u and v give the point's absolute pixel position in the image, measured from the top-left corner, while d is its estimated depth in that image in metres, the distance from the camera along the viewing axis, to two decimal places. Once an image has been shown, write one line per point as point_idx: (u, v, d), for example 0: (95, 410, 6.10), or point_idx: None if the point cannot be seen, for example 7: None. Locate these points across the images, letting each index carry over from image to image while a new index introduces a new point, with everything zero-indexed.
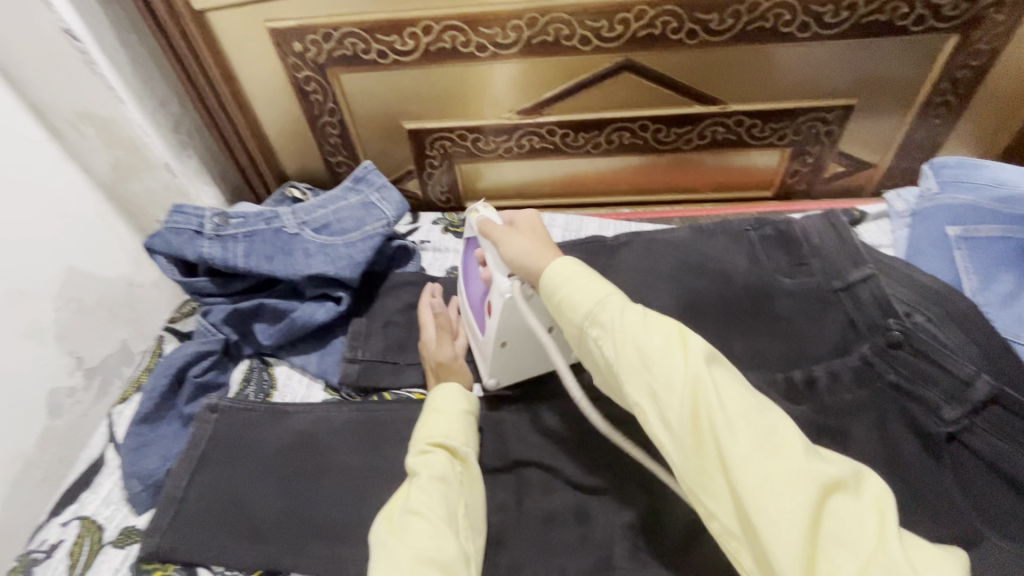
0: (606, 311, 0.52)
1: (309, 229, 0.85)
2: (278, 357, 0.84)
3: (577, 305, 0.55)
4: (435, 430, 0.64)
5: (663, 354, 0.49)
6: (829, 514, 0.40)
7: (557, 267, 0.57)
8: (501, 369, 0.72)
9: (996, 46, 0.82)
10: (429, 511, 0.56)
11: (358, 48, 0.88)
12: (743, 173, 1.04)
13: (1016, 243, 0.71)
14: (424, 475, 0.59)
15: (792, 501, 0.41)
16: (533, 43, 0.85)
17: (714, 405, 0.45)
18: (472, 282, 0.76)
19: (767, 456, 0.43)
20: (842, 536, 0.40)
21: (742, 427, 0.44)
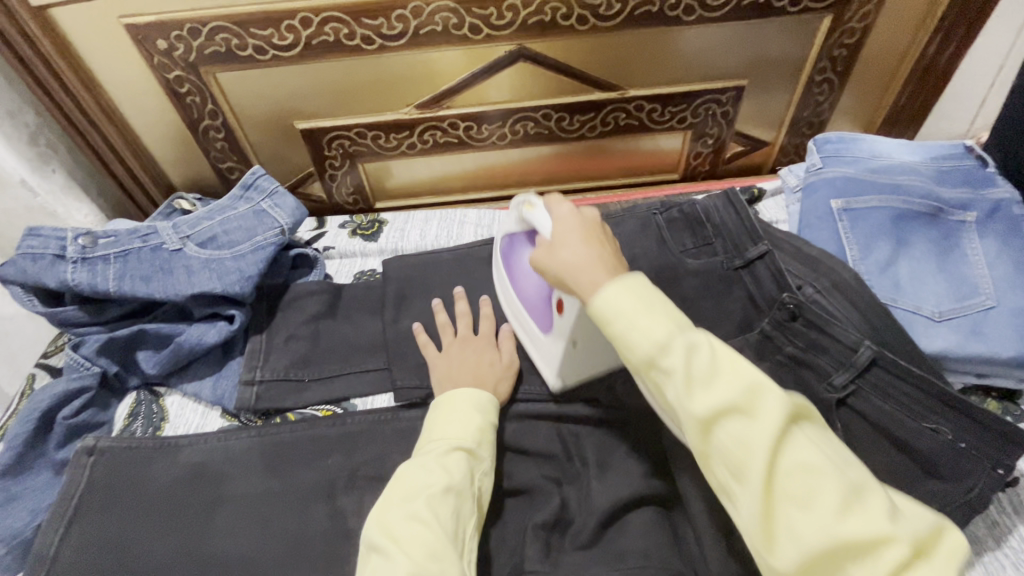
0: (619, 302, 0.46)
1: (193, 244, 0.79)
2: (169, 386, 0.77)
3: (634, 346, 0.45)
4: (463, 434, 0.59)
5: (644, 334, 0.45)
6: (850, 515, 0.37)
7: (614, 293, 0.47)
8: (569, 369, 0.66)
9: (866, 24, 0.86)
10: (436, 523, 0.51)
11: (231, 43, 0.81)
12: (650, 157, 1.05)
13: (890, 212, 0.75)
14: (441, 482, 0.54)
15: (795, 501, 0.39)
16: (422, 34, 0.81)
17: (748, 407, 0.41)
18: (524, 279, 0.71)
19: (753, 421, 0.40)
20: (847, 536, 0.37)
21: (824, 496, 0.38)
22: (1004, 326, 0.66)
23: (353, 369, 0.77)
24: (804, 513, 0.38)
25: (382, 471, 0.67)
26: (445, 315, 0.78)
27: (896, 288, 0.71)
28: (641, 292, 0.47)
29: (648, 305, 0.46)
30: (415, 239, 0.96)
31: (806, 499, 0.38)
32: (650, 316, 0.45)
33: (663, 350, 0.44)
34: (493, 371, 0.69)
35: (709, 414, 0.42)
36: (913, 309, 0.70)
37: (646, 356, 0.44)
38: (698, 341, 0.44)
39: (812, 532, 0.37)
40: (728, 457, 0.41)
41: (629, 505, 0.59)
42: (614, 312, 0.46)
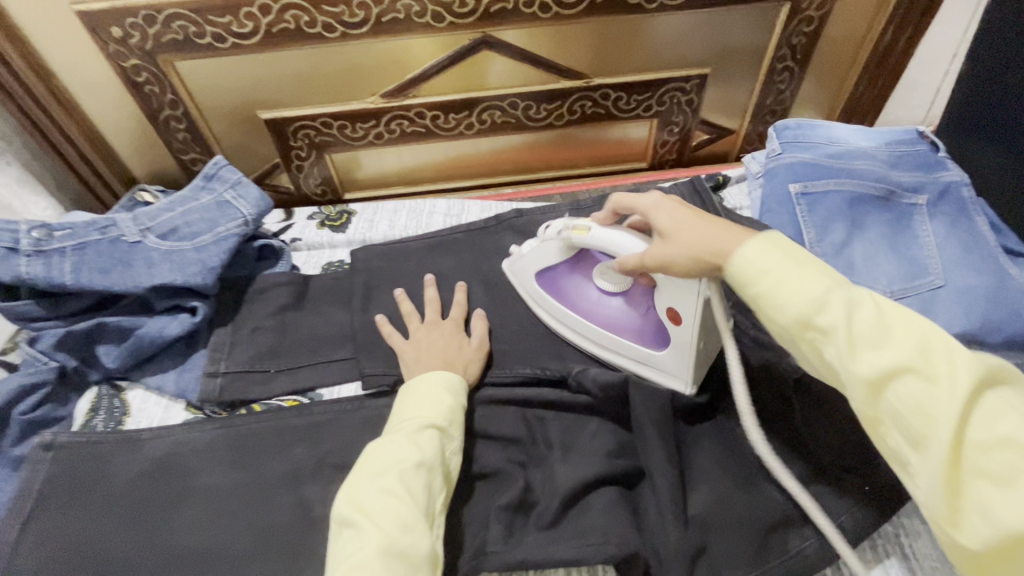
0: (747, 260, 0.45)
1: (153, 236, 0.77)
2: (131, 380, 0.76)
3: (781, 308, 0.43)
4: (433, 413, 0.60)
5: (758, 269, 0.45)
6: (990, 452, 0.35)
7: (747, 257, 0.46)
8: (700, 367, 0.63)
9: (823, 12, 0.88)
10: (407, 497, 0.52)
11: (189, 31, 0.80)
12: (618, 145, 1.06)
13: (846, 196, 0.77)
14: (412, 458, 0.55)
15: (900, 400, 0.38)
16: (384, 22, 0.81)
17: (848, 326, 0.41)
18: (602, 305, 0.72)
19: (867, 332, 0.40)
20: (1006, 476, 0.35)
21: (931, 403, 0.37)
22: (952, 303, 0.68)
23: (320, 360, 0.77)
24: (922, 423, 0.37)
25: (347, 460, 0.67)
26: (409, 305, 0.78)
27: (851, 269, 0.73)
28: (763, 244, 0.46)
29: (780, 261, 0.44)
30: (384, 229, 0.96)
31: (923, 439, 0.37)
32: (782, 263, 0.44)
33: (779, 285, 0.44)
34: (459, 355, 0.70)
35: (809, 321, 0.42)
36: (866, 290, 0.72)
37: (797, 314, 0.43)
38: (860, 297, 0.42)
39: (979, 479, 0.36)
40: (895, 412, 0.39)
41: (591, 485, 0.60)
42: (745, 277, 0.45)
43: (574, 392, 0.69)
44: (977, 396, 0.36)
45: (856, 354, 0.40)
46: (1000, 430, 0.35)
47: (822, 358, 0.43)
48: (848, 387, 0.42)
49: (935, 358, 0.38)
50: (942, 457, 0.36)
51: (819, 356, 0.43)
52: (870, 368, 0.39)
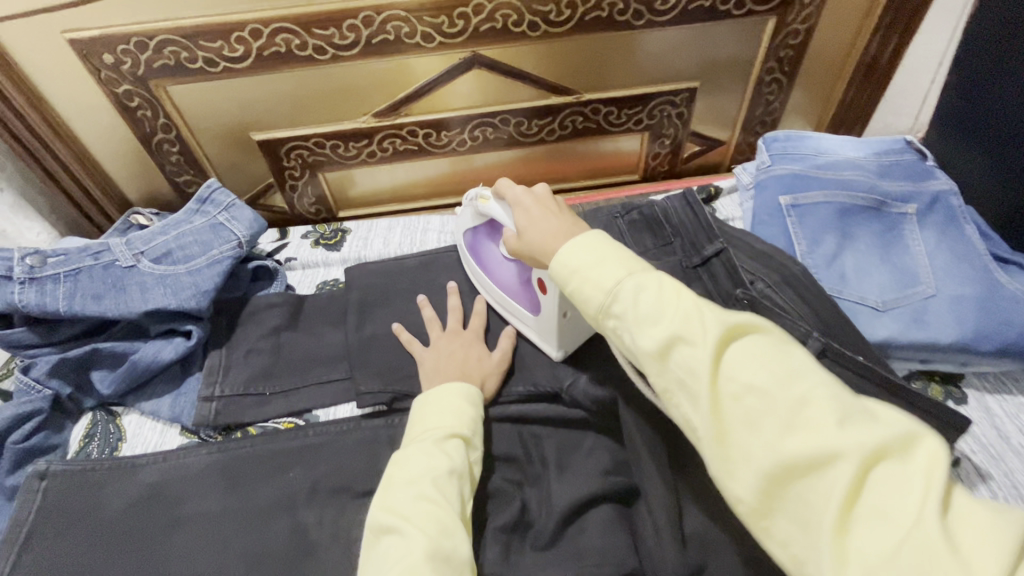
0: (568, 257, 0.51)
1: (147, 260, 0.77)
2: (126, 406, 0.76)
3: (587, 300, 0.49)
4: (460, 422, 0.61)
5: (597, 282, 0.49)
6: (780, 422, 0.39)
7: (569, 255, 0.51)
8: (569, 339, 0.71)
9: (808, 25, 0.89)
10: (443, 503, 0.53)
11: (181, 56, 0.80)
12: (610, 158, 1.06)
13: (836, 207, 0.77)
14: (445, 466, 0.56)
15: (762, 411, 0.40)
16: (374, 43, 0.82)
17: (692, 337, 0.44)
18: (501, 267, 0.77)
19: (696, 347, 0.43)
20: (793, 440, 0.39)
21: (771, 416, 0.40)
22: (944, 313, 0.68)
23: (315, 381, 0.77)
24: (752, 434, 0.40)
25: (343, 483, 0.67)
26: (432, 311, 0.78)
27: (842, 280, 0.73)
28: (595, 247, 0.50)
29: (599, 253, 0.50)
30: (378, 247, 0.96)
31: (750, 421, 0.41)
32: (606, 263, 0.49)
33: (613, 295, 0.47)
34: (484, 371, 0.71)
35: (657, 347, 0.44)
36: (858, 301, 0.72)
37: (601, 306, 0.48)
38: (650, 283, 0.47)
39: (768, 451, 0.39)
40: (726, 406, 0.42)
41: (587, 504, 0.60)
42: (565, 273, 0.51)
43: (569, 407, 0.69)
44: (800, 408, 0.39)
45: (719, 369, 0.43)
46: (791, 395, 0.40)
47: (657, 371, 0.45)
48: (680, 397, 0.44)
49: (719, 338, 0.43)
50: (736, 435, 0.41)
51: (658, 366, 0.45)
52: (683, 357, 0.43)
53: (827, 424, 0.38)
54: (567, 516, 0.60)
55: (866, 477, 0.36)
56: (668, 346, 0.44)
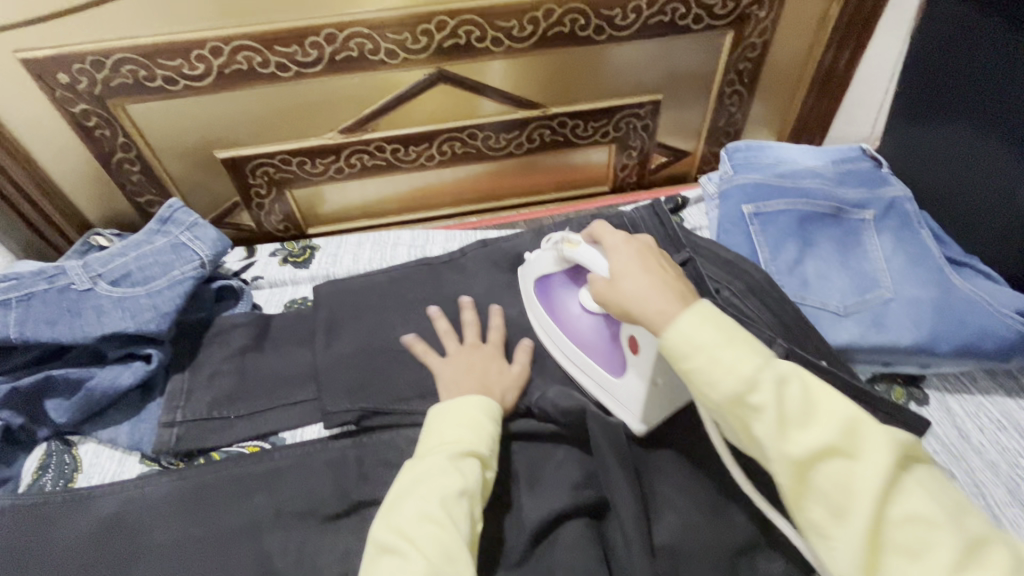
0: (683, 334, 0.46)
1: (105, 282, 0.75)
2: (82, 435, 0.73)
3: (716, 385, 0.44)
4: (477, 439, 0.59)
5: (730, 368, 0.44)
6: (904, 525, 0.38)
7: (677, 336, 0.47)
8: (657, 409, 0.63)
9: (765, 40, 0.92)
10: (450, 524, 0.52)
11: (139, 75, 0.79)
12: (579, 170, 1.07)
13: (797, 215, 0.79)
14: (456, 486, 0.54)
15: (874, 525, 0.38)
16: (338, 60, 0.82)
17: (805, 423, 0.42)
18: (576, 321, 0.71)
19: (853, 460, 0.40)
20: (920, 554, 0.37)
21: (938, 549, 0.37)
22: (902, 316, 0.70)
23: (282, 402, 0.75)
24: (909, 563, 0.37)
25: (309, 507, 0.65)
26: (448, 324, 0.77)
27: (804, 286, 0.75)
28: (711, 323, 0.46)
29: (706, 326, 0.46)
30: (348, 264, 0.95)
31: (844, 512, 0.39)
32: (733, 352, 0.44)
33: (749, 385, 0.43)
34: (460, 383, 0.68)
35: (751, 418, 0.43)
36: (820, 306, 0.73)
37: (732, 393, 0.43)
38: (788, 374, 0.44)
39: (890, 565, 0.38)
40: (820, 495, 0.40)
41: (557, 518, 0.59)
42: (682, 350, 0.46)
43: (541, 420, 0.68)
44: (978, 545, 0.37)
45: (788, 435, 0.42)
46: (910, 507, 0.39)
47: (789, 476, 0.41)
48: (813, 503, 0.41)
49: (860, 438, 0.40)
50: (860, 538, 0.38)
51: (787, 472, 0.41)
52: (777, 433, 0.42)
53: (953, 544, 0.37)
54: (537, 531, 0.59)
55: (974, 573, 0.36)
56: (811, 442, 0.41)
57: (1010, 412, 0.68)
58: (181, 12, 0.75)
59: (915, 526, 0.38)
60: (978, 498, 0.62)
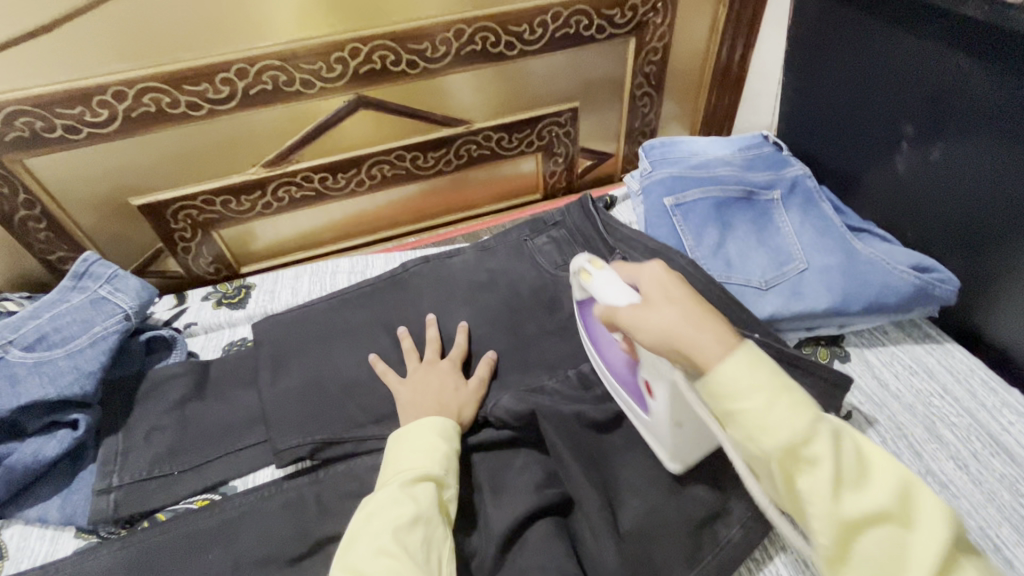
0: (722, 376, 0.45)
1: (17, 349, 0.70)
2: (6, 518, 0.67)
3: (739, 413, 0.44)
4: (429, 462, 0.59)
5: (734, 387, 0.44)
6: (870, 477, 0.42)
7: (728, 369, 0.45)
8: (682, 451, 0.58)
9: (665, 43, 0.99)
10: (405, 553, 0.51)
11: (36, 127, 0.75)
12: (511, 181, 1.10)
13: (713, 202, 0.85)
14: (409, 512, 0.54)
15: (836, 502, 0.41)
16: (252, 94, 0.81)
17: (767, 411, 0.43)
18: (611, 349, 0.66)
19: (817, 473, 0.42)
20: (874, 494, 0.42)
21: (893, 526, 0.41)
22: (816, 282, 0.76)
23: (230, 449, 0.72)
24: (870, 540, 0.41)
25: (269, 553, 0.62)
26: (409, 341, 0.78)
27: (728, 267, 0.80)
28: (744, 357, 0.45)
29: (743, 362, 0.45)
30: (287, 299, 0.93)
31: (837, 492, 0.41)
32: (751, 386, 0.44)
33: (738, 398, 0.44)
34: (415, 404, 0.68)
35: (788, 451, 0.42)
36: (744, 283, 0.78)
37: (732, 396, 0.44)
38: (821, 447, 0.42)
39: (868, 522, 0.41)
40: (816, 483, 0.42)
41: (525, 522, 0.60)
42: (728, 392, 0.45)
43: (498, 428, 0.69)
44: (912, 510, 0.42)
45: (768, 434, 0.43)
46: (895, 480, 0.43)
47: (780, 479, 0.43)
48: (806, 508, 0.42)
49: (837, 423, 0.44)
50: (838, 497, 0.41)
51: (780, 475, 0.43)
52: (811, 483, 0.42)
53: (900, 519, 0.41)
54: (506, 539, 0.59)
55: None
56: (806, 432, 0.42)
57: (919, 357, 0.75)
58: (78, 58, 0.72)
59: (861, 501, 0.42)
60: (900, 438, 0.67)
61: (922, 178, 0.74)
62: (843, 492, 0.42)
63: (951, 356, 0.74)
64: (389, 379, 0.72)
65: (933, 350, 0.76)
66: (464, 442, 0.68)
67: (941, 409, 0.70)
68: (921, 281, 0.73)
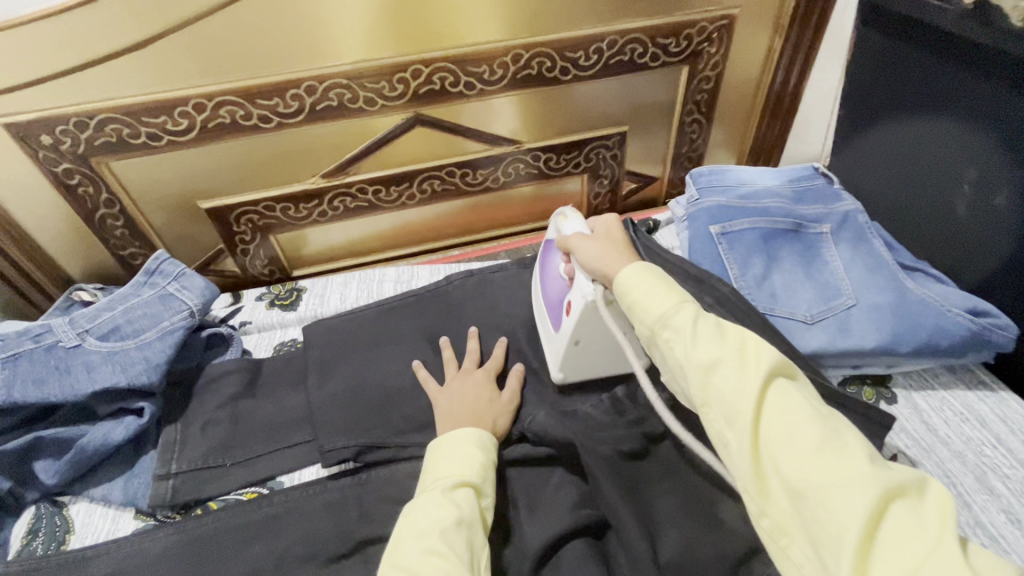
0: (624, 279, 0.57)
1: (93, 338, 0.76)
2: (73, 495, 0.72)
3: (648, 309, 0.54)
4: (468, 469, 0.61)
5: (654, 300, 0.54)
6: (797, 438, 0.42)
7: (626, 277, 0.57)
8: (570, 365, 0.74)
9: (717, 72, 0.99)
10: (453, 554, 0.53)
11: (123, 133, 0.81)
12: (555, 200, 1.12)
13: (760, 232, 0.84)
14: (452, 515, 0.56)
15: (750, 403, 0.45)
16: (319, 109, 0.85)
17: (692, 327, 0.50)
18: (553, 279, 0.78)
19: (738, 372, 0.47)
20: (794, 442, 0.42)
21: (804, 437, 0.42)
22: (864, 320, 0.75)
23: (278, 445, 0.76)
24: (786, 454, 0.42)
25: (312, 550, 0.65)
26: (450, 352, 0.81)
27: (772, 299, 0.79)
28: (650, 271, 0.57)
29: (655, 284, 0.55)
30: (335, 304, 0.97)
31: (806, 464, 0.41)
32: (657, 287, 0.55)
33: (674, 310, 0.52)
34: (457, 416, 0.70)
35: (705, 361, 0.48)
36: (788, 316, 0.78)
37: (658, 317, 0.52)
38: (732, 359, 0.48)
39: (792, 471, 0.41)
40: (716, 400, 0.47)
41: (560, 542, 0.61)
42: (626, 285, 0.57)
43: (534, 445, 0.70)
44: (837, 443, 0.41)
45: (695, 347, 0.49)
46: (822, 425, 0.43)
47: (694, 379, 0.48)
48: (716, 409, 0.47)
49: (753, 353, 0.48)
50: (754, 450, 0.44)
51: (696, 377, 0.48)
52: (723, 377, 0.47)
53: (818, 436, 0.42)
54: (541, 556, 0.60)
55: (880, 508, 0.38)
56: (789, 403, 0.44)
57: (971, 405, 0.73)
58: (165, 72, 0.78)
59: (783, 415, 0.44)
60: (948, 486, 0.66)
61: (982, 222, 0.73)
62: (762, 404, 0.45)
63: (1006, 405, 0.72)
64: (431, 390, 0.75)
65: (986, 397, 0.73)
66: (503, 457, 0.70)
67: (993, 459, 0.68)
68: (976, 326, 0.71)
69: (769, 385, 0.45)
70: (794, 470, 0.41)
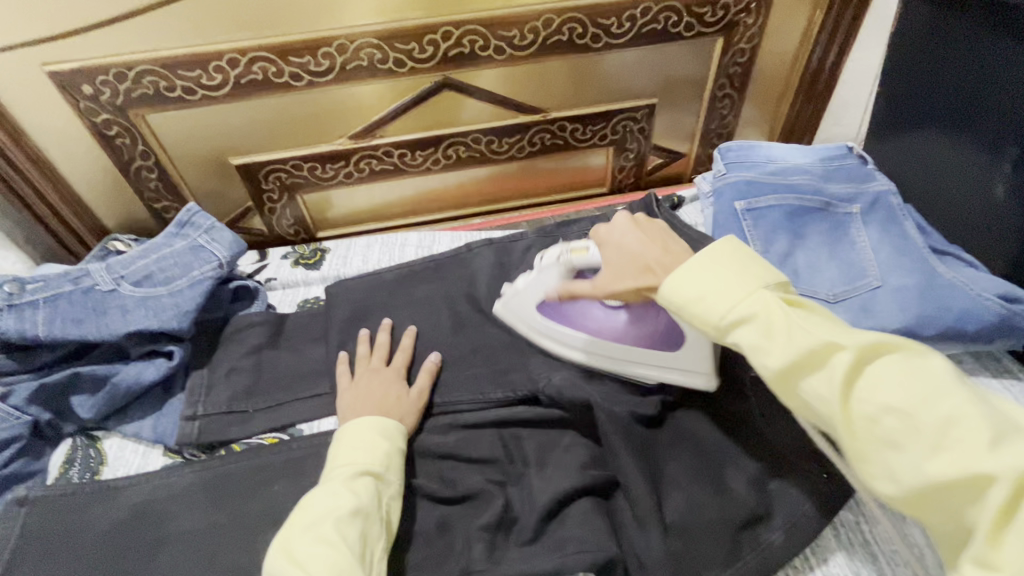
0: (676, 277, 0.53)
1: (128, 284, 0.79)
2: (107, 430, 0.76)
3: (707, 314, 0.51)
4: (370, 458, 0.60)
5: (715, 296, 0.51)
6: (884, 415, 0.43)
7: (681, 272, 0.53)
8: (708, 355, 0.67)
9: (753, 45, 0.97)
10: (343, 543, 0.52)
11: (160, 85, 0.83)
12: (579, 173, 1.11)
13: (785, 210, 0.83)
14: (349, 503, 0.55)
15: (848, 402, 0.44)
16: (349, 68, 0.86)
17: (766, 323, 0.48)
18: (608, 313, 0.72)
19: (823, 371, 0.46)
20: (905, 437, 0.42)
21: (917, 432, 0.41)
22: (889, 301, 0.74)
23: (299, 395, 0.78)
24: (897, 453, 0.42)
25: None
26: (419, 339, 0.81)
27: (796, 276, 0.78)
28: (696, 260, 0.53)
29: (710, 270, 0.52)
30: (357, 265, 0.98)
31: (929, 455, 0.41)
32: (716, 276, 0.52)
33: (735, 303, 0.50)
34: None
35: (781, 365, 0.47)
36: (811, 295, 0.77)
37: (718, 321, 0.50)
38: (813, 353, 0.46)
39: (905, 470, 0.42)
40: (812, 403, 0.47)
41: (567, 498, 0.62)
42: (679, 281, 0.53)
43: (547, 407, 0.71)
44: (952, 427, 0.40)
45: (767, 347, 0.48)
46: (944, 411, 0.41)
47: (780, 385, 0.48)
48: (813, 410, 0.47)
49: (826, 344, 0.46)
50: (859, 446, 0.44)
51: (778, 378, 0.48)
52: (813, 381, 0.46)
53: (929, 425, 0.41)
54: (549, 510, 0.62)
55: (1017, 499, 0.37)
56: (813, 350, 0.46)
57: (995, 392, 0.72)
58: (202, 26, 0.79)
59: (890, 407, 0.43)
60: None
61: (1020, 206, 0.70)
62: (857, 402, 0.44)
63: None
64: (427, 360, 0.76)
65: (1010, 385, 0.72)
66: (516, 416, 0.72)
67: None
68: (1005, 311, 0.69)
69: (845, 370, 0.44)
70: (909, 464, 0.41)
